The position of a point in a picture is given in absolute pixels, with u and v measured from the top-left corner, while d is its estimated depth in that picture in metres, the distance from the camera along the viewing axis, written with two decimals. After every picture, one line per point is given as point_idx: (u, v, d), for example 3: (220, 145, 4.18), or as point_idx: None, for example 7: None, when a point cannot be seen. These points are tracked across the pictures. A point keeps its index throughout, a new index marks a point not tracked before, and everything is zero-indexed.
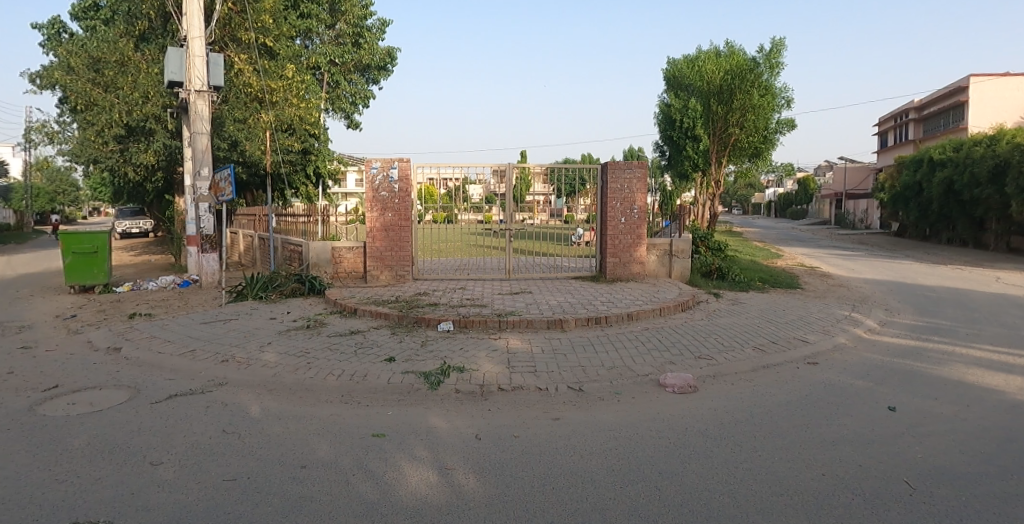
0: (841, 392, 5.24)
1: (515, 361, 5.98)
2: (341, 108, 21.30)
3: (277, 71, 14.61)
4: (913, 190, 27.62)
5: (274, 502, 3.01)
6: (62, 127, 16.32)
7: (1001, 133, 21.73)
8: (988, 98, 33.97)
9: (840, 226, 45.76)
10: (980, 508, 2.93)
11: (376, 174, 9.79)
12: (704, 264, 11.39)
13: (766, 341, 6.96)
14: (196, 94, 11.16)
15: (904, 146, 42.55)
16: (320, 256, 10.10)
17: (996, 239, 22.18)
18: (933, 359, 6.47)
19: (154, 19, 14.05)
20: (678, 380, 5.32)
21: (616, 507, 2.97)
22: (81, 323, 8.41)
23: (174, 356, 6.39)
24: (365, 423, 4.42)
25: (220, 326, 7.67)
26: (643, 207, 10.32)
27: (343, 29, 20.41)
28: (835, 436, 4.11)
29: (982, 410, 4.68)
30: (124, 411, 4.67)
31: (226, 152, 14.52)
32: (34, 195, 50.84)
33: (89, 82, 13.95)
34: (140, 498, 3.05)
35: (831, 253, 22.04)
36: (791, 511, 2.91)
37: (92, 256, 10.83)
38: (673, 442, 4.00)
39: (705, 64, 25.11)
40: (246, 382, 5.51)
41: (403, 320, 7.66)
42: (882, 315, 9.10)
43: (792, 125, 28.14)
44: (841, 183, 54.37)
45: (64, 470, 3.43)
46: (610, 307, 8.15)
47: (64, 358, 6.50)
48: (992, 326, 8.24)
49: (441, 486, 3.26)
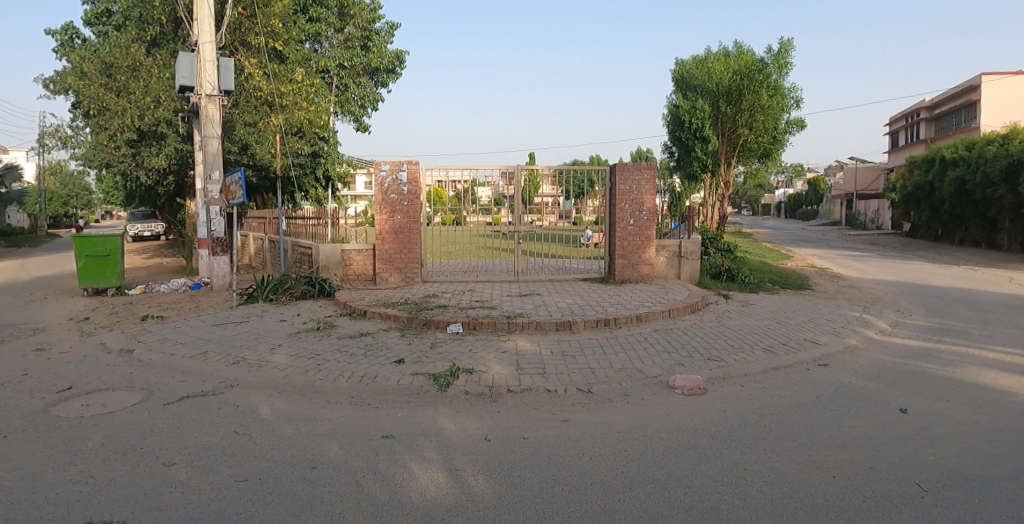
0: (852, 395, 5.18)
1: (524, 363, 5.98)
2: (350, 111, 21.34)
3: (287, 75, 14.79)
4: (925, 190, 27.36)
5: (286, 502, 3.03)
6: (75, 132, 16.50)
7: (1013, 131, 21.47)
8: (1001, 97, 33.55)
9: (851, 226, 45.44)
10: (993, 511, 2.90)
11: (385, 176, 9.83)
12: (713, 265, 11.34)
13: (775, 342, 6.92)
14: (208, 98, 11.25)
15: (916, 146, 42.15)
16: (331, 258, 10.17)
17: (1010, 240, 21.92)
18: (945, 360, 6.41)
19: (165, 24, 14.30)
20: (688, 381, 5.30)
21: (626, 508, 2.97)
22: (95, 326, 8.52)
23: (185, 358, 6.46)
24: (376, 424, 4.45)
25: (230, 329, 7.73)
26: (651, 208, 10.31)
27: (352, 32, 20.62)
28: (845, 438, 4.07)
29: (995, 412, 4.62)
30: (137, 412, 4.73)
31: (236, 156, 14.64)
32: (48, 197, 51.84)
33: (102, 87, 14.12)
34: (153, 497, 3.10)
35: (841, 254, 21.91)
36: (801, 513, 2.90)
37: (105, 259, 10.97)
38: (683, 443, 3.99)
39: (713, 64, 25.03)
40: (257, 383, 5.57)
41: (412, 323, 7.69)
42: (893, 316, 9.03)
43: (801, 125, 27.96)
44: (852, 182, 53.92)
45: (78, 470, 3.48)
46: (618, 308, 8.15)
47: (78, 360, 6.60)
48: (1006, 327, 8.15)
49: (451, 487, 3.27)
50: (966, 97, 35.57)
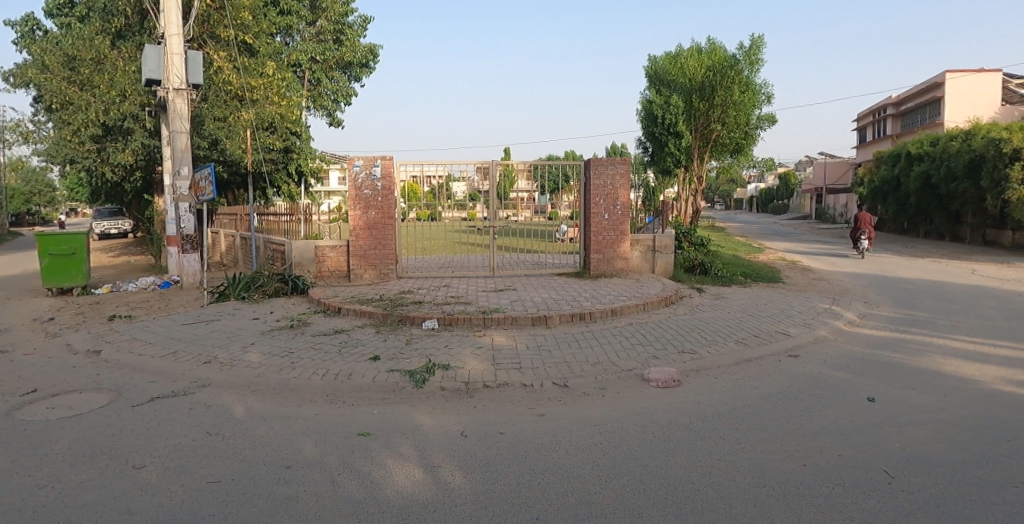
0: (822, 385, 5.31)
1: (500, 358, 5.99)
2: (323, 106, 21.04)
3: (257, 69, 14.58)
4: (891, 185, 28.17)
5: (260, 503, 2.99)
6: (37, 127, 15.89)
7: (976, 127, 22.07)
8: (965, 94, 34.37)
9: (820, 220, 46.53)
10: (958, 495, 3.02)
11: (358, 172, 9.69)
12: (687, 259, 11.54)
13: (748, 335, 7.04)
14: (175, 92, 10.95)
15: (882, 141, 43.26)
16: (304, 255, 9.99)
17: (972, 232, 22.78)
18: (911, 350, 6.61)
19: (131, 16, 13.96)
20: (662, 374, 5.39)
21: (602, 500, 3.00)
22: (60, 326, 8.25)
23: (156, 358, 6.31)
24: (351, 422, 4.40)
25: (202, 327, 7.58)
26: (625, 203, 10.40)
27: (324, 25, 20.20)
28: (816, 427, 4.18)
29: (958, 400, 4.78)
30: (106, 414, 4.60)
31: (207, 151, 14.39)
32: (9, 196, 50.19)
33: (65, 80, 13.63)
34: (123, 501, 3.02)
35: (811, 247, 22.40)
36: (771, 501, 2.96)
37: (70, 257, 10.64)
38: (658, 435, 4.05)
39: (687, 60, 25.26)
40: (230, 383, 5.47)
41: (387, 319, 7.62)
42: (862, 307, 9.26)
43: (772, 121, 28.44)
44: (821, 177, 55.25)
45: (45, 475, 3.38)
46: (594, 303, 8.19)
47: (44, 361, 6.42)
48: (969, 318, 8.42)
49: (427, 484, 3.26)
50: (933, 94, 36.60)
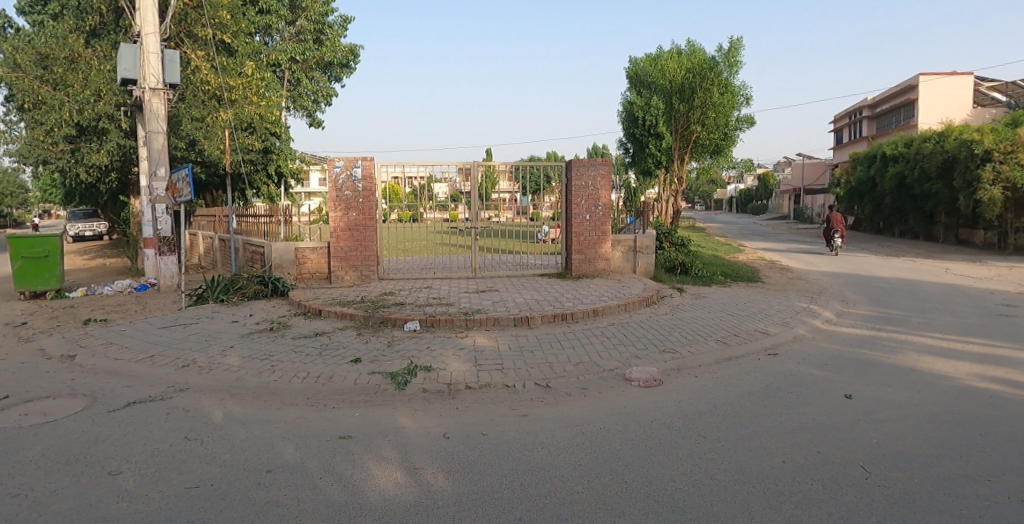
0: (800, 382, 5.40)
1: (482, 359, 5.99)
2: (302, 106, 20.93)
3: (236, 68, 14.36)
4: (868, 185, 28.72)
5: (240, 508, 2.96)
6: (8, 127, 15.50)
7: (948, 129, 22.61)
8: (938, 97, 35.25)
9: (800, 220, 47.22)
10: (932, 489, 3.09)
11: (339, 173, 9.62)
12: (668, 259, 11.64)
13: (728, 334, 7.13)
14: (151, 91, 10.78)
15: (858, 142, 44.12)
16: (283, 257, 9.91)
17: (944, 232, 23.38)
18: (886, 348, 6.75)
19: (106, 14, 13.71)
20: (643, 374, 5.43)
21: (584, 500, 3.02)
22: (33, 331, 8.05)
23: (132, 363, 6.19)
24: (332, 425, 4.37)
25: (180, 331, 7.45)
26: (606, 204, 10.48)
27: (304, 25, 19.97)
28: (794, 425, 4.24)
29: (932, 396, 4.90)
30: (81, 421, 4.50)
31: (184, 152, 14.15)
32: None
33: (37, 79, 13.33)
34: (99, 509, 2.96)
35: (791, 246, 22.71)
36: (751, 498, 3.00)
37: (44, 260, 10.41)
38: (639, 434, 4.08)
39: (668, 62, 25.50)
40: (208, 387, 5.39)
41: (369, 321, 7.58)
42: (839, 306, 9.43)
43: (752, 122, 28.83)
44: (800, 178, 56.10)
45: (16, 484, 3.29)
46: (575, 303, 8.23)
47: (15, 367, 6.25)
48: (942, 315, 8.62)
49: (409, 486, 3.25)
50: (907, 96, 37.45)
